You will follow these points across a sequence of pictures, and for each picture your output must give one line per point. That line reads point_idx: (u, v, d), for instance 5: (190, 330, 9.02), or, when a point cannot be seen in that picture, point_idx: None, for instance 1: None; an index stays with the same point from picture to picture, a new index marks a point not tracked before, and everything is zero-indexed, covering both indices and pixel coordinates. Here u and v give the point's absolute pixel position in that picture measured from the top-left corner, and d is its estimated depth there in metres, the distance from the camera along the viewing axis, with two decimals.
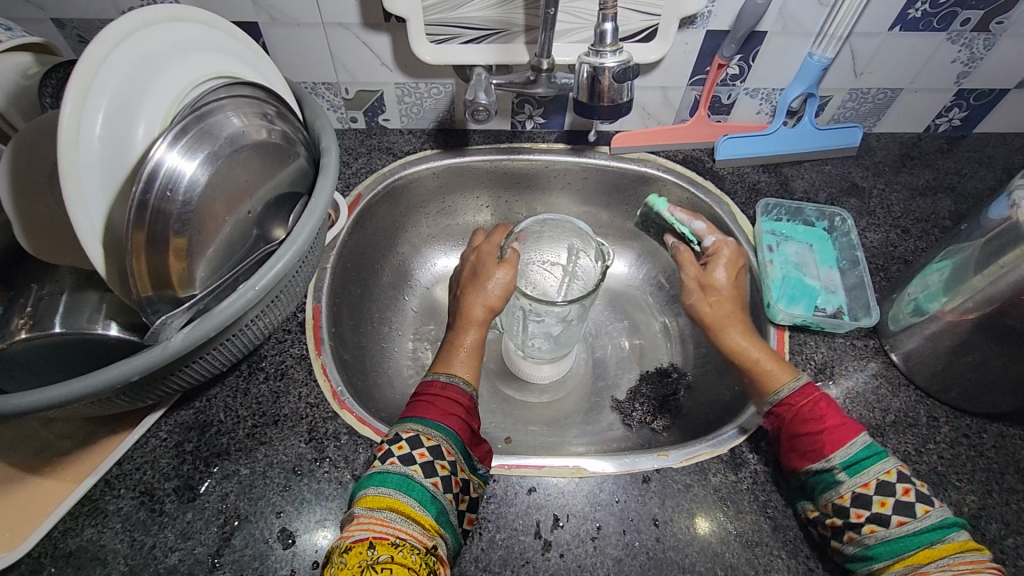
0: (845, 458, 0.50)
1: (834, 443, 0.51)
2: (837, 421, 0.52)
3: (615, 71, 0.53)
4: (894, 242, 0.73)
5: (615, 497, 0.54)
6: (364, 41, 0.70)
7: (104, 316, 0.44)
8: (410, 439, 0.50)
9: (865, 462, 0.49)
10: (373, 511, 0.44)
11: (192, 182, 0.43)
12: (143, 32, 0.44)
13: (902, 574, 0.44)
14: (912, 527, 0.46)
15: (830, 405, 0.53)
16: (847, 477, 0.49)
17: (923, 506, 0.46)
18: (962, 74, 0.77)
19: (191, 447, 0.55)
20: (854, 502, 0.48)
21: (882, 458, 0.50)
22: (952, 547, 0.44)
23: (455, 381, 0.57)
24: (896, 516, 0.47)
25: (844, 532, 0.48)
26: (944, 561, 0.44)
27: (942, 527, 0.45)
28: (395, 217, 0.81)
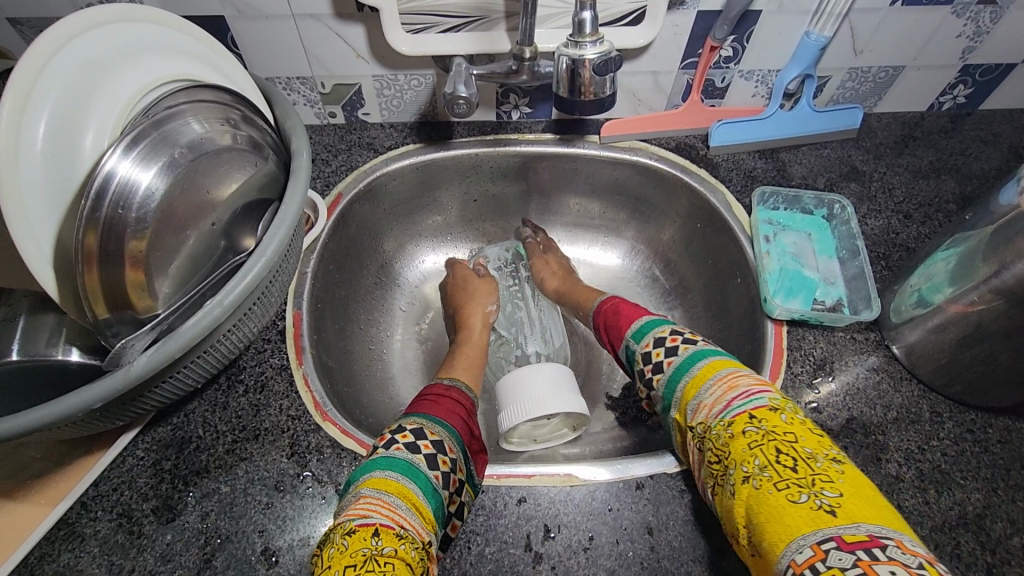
0: (632, 332, 0.60)
1: (627, 326, 0.62)
2: (630, 315, 0.64)
3: (596, 64, 0.50)
4: (896, 229, 0.70)
5: (608, 505, 0.53)
6: (337, 32, 0.67)
7: (64, 343, 0.46)
8: (415, 431, 0.52)
9: (649, 328, 0.59)
10: (381, 493, 0.45)
11: (148, 197, 0.41)
12: (89, 35, 0.40)
13: (696, 405, 0.49)
14: (691, 351, 0.53)
15: (630, 305, 0.66)
16: (640, 339, 0.58)
17: (691, 342, 0.55)
18: (968, 49, 0.74)
19: (169, 465, 0.53)
20: (642, 358, 0.57)
21: (662, 323, 0.59)
22: (701, 378, 0.50)
23: (458, 386, 0.62)
24: (682, 345, 0.55)
25: (654, 374, 0.55)
26: (707, 387, 0.49)
27: (695, 356, 0.53)
28: (378, 216, 0.79)
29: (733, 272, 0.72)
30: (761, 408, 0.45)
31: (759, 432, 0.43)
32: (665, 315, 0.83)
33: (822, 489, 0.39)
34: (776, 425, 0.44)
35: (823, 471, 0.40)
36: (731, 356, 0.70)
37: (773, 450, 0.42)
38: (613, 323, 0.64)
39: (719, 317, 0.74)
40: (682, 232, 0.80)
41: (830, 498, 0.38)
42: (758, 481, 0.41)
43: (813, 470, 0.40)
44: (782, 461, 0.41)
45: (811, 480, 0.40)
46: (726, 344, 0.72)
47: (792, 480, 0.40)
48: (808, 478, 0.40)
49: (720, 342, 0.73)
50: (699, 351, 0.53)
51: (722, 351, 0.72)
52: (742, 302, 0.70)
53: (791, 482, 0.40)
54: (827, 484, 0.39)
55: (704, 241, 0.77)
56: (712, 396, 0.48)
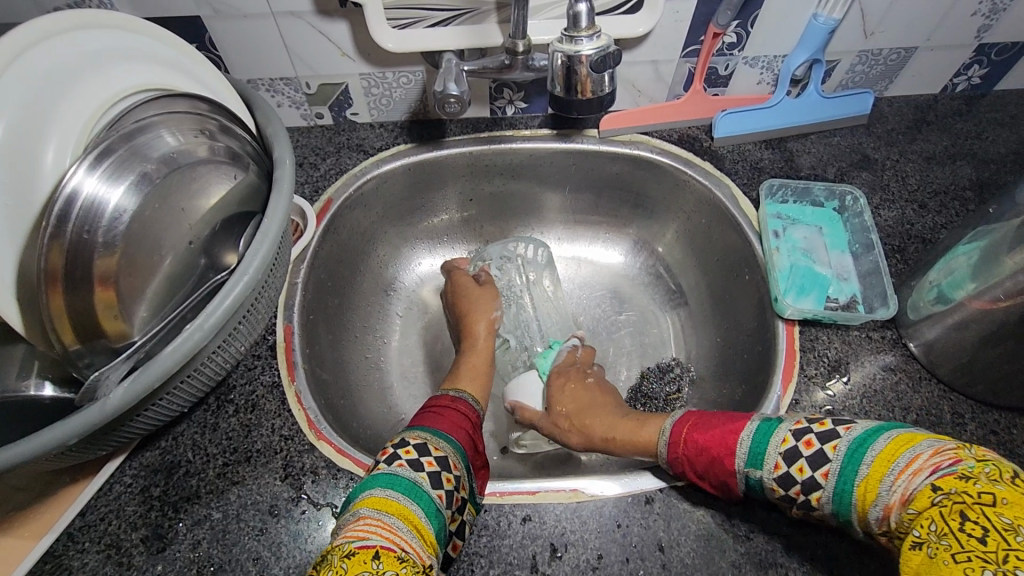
0: (745, 457, 0.46)
1: (733, 451, 0.47)
2: (716, 437, 0.48)
3: (594, 60, 0.46)
4: (911, 220, 0.67)
5: (616, 522, 0.50)
6: (320, 30, 0.63)
7: (37, 376, 0.44)
8: (418, 446, 0.50)
9: (765, 441, 0.46)
10: (381, 515, 0.43)
11: (115, 218, 0.39)
12: (45, 45, 0.38)
13: (879, 500, 0.40)
14: (845, 449, 0.43)
15: (707, 426, 0.50)
16: (762, 462, 0.45)
17: (835, 433, 0.44)
18: (983, 27, 0.70)
19: (158, 492, 0.51)
20: (780, 484, 0.45)
21: (777, 425, 0.47)
22: (886, 457, 0.41)
23: (464, 397, 0.60)
24: (827, 443, 0.44)
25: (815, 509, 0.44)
26: (891, 482, 0.39)
27: (860, 446, 0.42)
28: (371, 220, 0.76)
29: (741, 269, 0.69)
30: (950, 476, 0.37)
31: (948, 501, 0.36)
32: (670, 313, 0.80)
33: (1014, 568, 0.31)
34: (968, 490, 0.35)
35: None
36: (741, 357, 0.67)
37: (957, 516, 0.34)
38: (707, 454, 0.48)
39: (727, 316, 0.72)
40: (687, 227, 0.77)
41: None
42: (932, 549, 0.34)
43: (1009, 545, 0.32)
44: (965, 530, 0.34)
45: (1000, 555, 0.32)
46: (735, 344, 0.69)
47: (974, 552, 0.32)
48: (999, 553, 0.32)
49: (728, 342, 0.70)
50: (868, 428, 0.43)
51: (730, 352, 0.70)
52: (751, 301, 0.68)
53: (972, 554, 0.32)
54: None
55: (709, 236, 0.74)
56: (899, 485, 0.39)
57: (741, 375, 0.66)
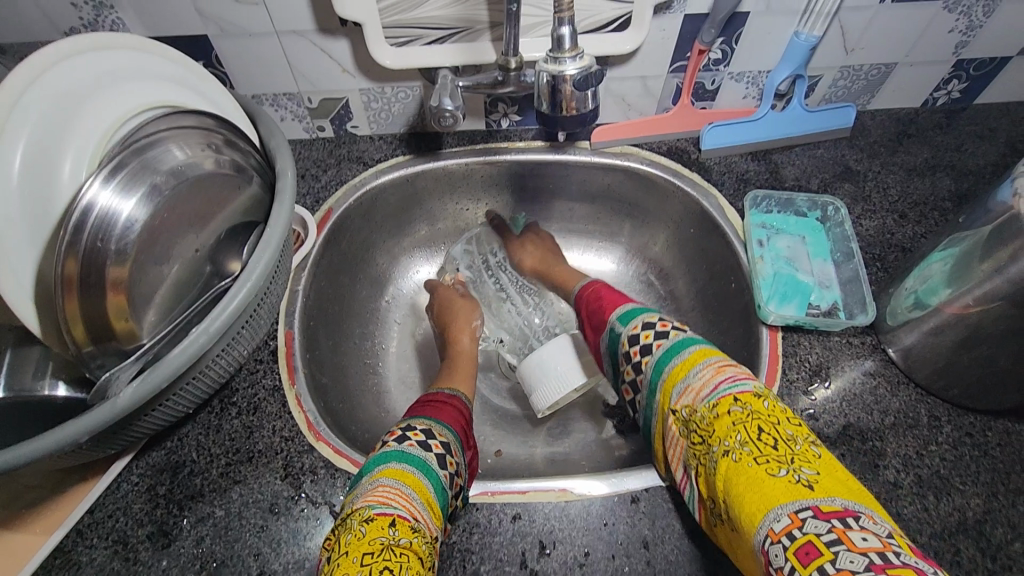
0: (620, 314, 0.61)
1: (612, 310, 0.63)
2: (614, 300, 0.65)
3: (576, 80, 0.49)
4: (891, 229, 0.70)
5: (603, 520, 0.52)
6: (321, 47, 0.66)
7: (51, 377, 0.46)
8: (424, 431, 0.53)
9: (634, 315, 0.59)
10: (398, 485, 0.46)
11: (128, 227, 0.41)
12: (63, 66, 0.40)
13: (687, 388, 0.47)
14: (681, 336, 0.53)
15: (613, 290, 0.68)
16: (627, 321, 0.58)
17: (679, 328, 0.54)
18: (960, 44, 0.73)
19: (163, 490, 0.53)
20: (629, 340, 0.56)
21: (644, 310, 0.59)
22: (694, 359, 0.49)
23: (459, 395, 0.63)
24: (674, 329, 0.54)
25: (641, 361, 0.54)
26: (696, 377, 0.47)
27: (683, 343, 0.52)
28: (369, 229, 0.78)
29: (728, 277, 0.72)
30: (747, 393, 0.44)
31: (743, 414, 0.43)
32: None
33: (801, 467, 0.39)
34: (760, 406, 0.43)
35: (802, 453, 0.40)
36: None
37: (754, 429, 0.41)
38: (599, 305, 0.66)
39: (714, 322, 0.74)
40: (676, 236, 0.80)
41: (808, 474, 0.38)
42: (735, 455, 0.41)
43: (792, 451, 0.40)
44: (762, 439, 0.41)
45: (789, 457, 0.39)
46: (722, 349, 0.71)
47: (770, 456, 0.40)
48: (786, 456, 0.40)
49: (716, 347, 0.73)
50: (687, 337, 0.52)
51: None
52: (737, 308, 0.70)
53: (769, 458, 0.39)
54: (805, 461, 0.39)
55: (697, 245, 0.77)
56: (701, 380, 0.47)
57: None
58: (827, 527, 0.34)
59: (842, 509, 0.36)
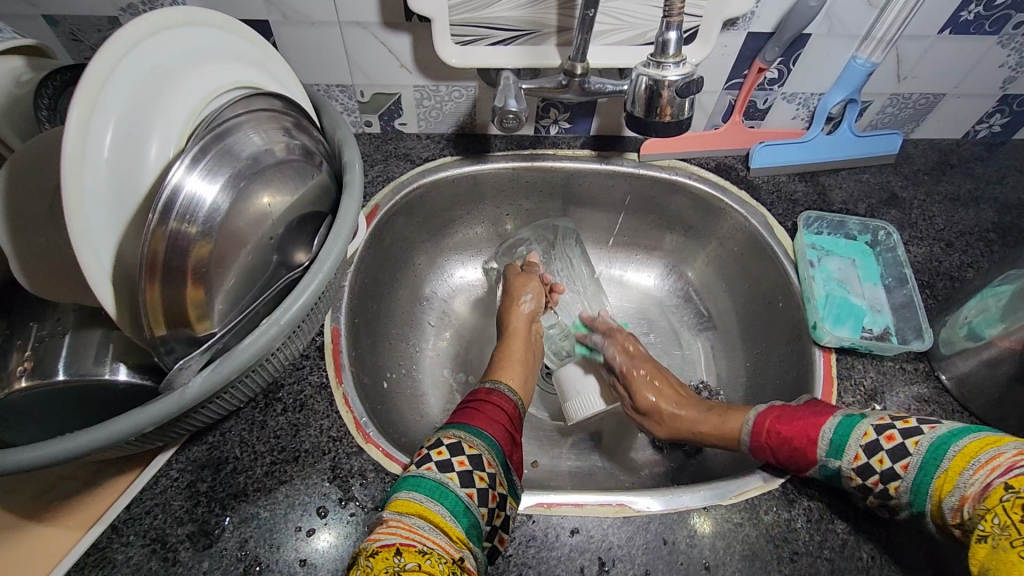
0: (829, 444, 0.50)
1: (814, 444, 0.51)
2: (807, 427, 0.52)
3: (679, 85, 0.49)
4: (939, 257, 0.70)
5: (663, 538, 0.51)
6: (382, 41, 0.65)
7: (111, 360, 0.45)
8: (451, 445, 0.50)
9: (846, 434, 0.50)
10: (402, 515, 0.43)
11: (213, 212, 0.39)
12: (153, 40, 0.39)
13: (956, 492, 0.42)
14: (926, 445, 0.46)
15: (791, 417, 0.54)
16: (841, 453, 0.49)
17: (919, 431, 0.47)
18: (1008, 79, 0.74)
19: (205, 488, 0.50)
20: (858, 473, 0.49)
21: (858, 420, 0.50)
22: (966, 455, 0.43)
23: (500, 388, 0.60)
24: (909, 439, 0.47)
25: (888, 486, 0.47)
26: (968, 476, 0.42)
27: (941, 444, 0.45)
28: (412, 228, 0.77)
29: (775, 297, 0.71)
30: (1020, 476, 0.39)
31: (1018, 497, 0.37)
32: (698, 337, 0.82)
33: None
34: None
35: None
36: (773, 382, 0.69)
37: (1023, 511, 0.36)
38: (789, 444, 0.52)
39: (759, 341, 0.73)
40: (719, 253, 0.79)
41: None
42: (993, 540, 0.36)
43: None
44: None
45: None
46: (767, 369, 0.71)
47: None
48: None
49: (759, 367, 0.72)
50: (950, 431, 0.46)
51: (761, 377, 0.71)
52: (785, 328, 0.69)
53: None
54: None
55: (742, 263, 0.76)
56: (976, 484, 0.41)
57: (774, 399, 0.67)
58: None
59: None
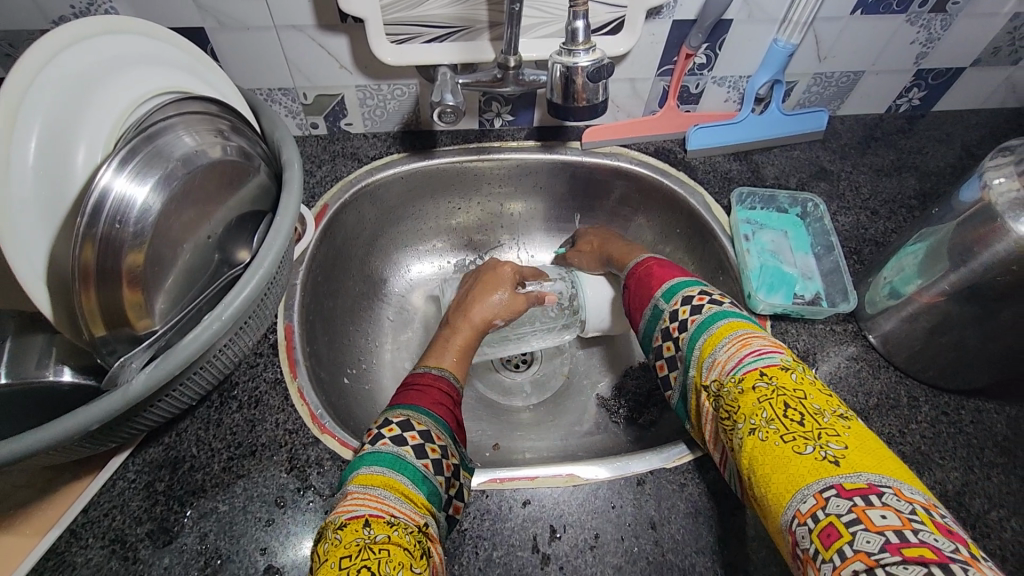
0: (663, 290, 0.57)
1: (661, 284, 0.58)
2: (662, 276, 0.60)
3: (589, 71, 0.52)
4: (865, 225, 0.74)
5: (611, 502, 0.54)
6: (320, 43, 0.66)
7: (55, 363, 0.49)
8: (401, 423, 0.51)
9: (680, 288, 0.56)
10: (368, 488, 0.44)
11: (144, 213, 0.41)
12: (75, 49, 0.40)
13: (714, 359, 0.47)
14: (713, 311, 0.51)
15: (664, 267, 0.62)
16: (670, 298, 0.56)
17: (715, 301, 0.53)
18: (920, 54, 0.78)
19: (162, 487, 0.51)
20: (669, 317, 0.54)
21: (694, 285, 0.56)
22: (725, 331, 0.49)
23: (446, 375, 0.60)
24: (709, 304, 0.52)
25: (676, 334, 0.53)
26: (724, 348, 0.47)
27: (716, 317, 0.51)
28: (364, 224, 0.78)
29: (716, 271, 0.75)
30: (771, 367, 0.44)
31: (769, 390, 0.42)
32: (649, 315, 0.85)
33: (828, 442, 0.38)
34: (785, 382, 0.43)
35: (830, 426, 0.40)
36: None
37: (781, 405, 0.41)
38: (644, 284, 0.61)
39: None
40: (664, 232, 0.83)
41: (835, 450, 0.38)
42: (762, 433, 0.41)
43: (819, 424, 0.40)
44: (788, 415, 0.40)
45: (815, 433, 0.39)
46: None
47: (797, 433, 0.39)
48: (814, 432, 0.39)
49: None
50: (719, 312, 0.51)
51: None
52: (726, 300, 0.73)
53: (796, 435, 0.39)
54: (832, 436, 0.39)
55: (686, 241, 0.80)
56: (727, 354, 0.47)
57: None
58: (850, 505, 0.35)
59: (867, 485, 0.35)
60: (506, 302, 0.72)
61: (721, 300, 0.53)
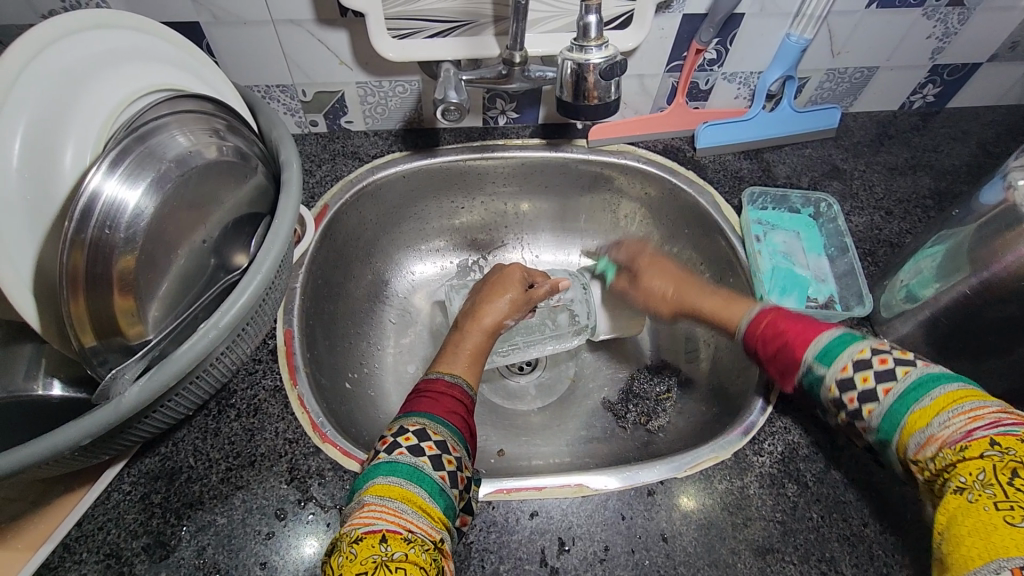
0: (817, 353, 0.49)
1: (805, 348, 0.50)
2: (801, 330, 0.51)
3: (601, 69, 0.50)
4: (879, 225, 0.72)
5: (621, 514, 0.52)
6: (319, 38, 0.64)
7: (42, 377, 0.48)
8: (417, 432, 0.48)
9: (839, 349, 0.47)
10: (385, 500, 0.42)
11: (135, 217, 0.39)
12: (63, 43, 0.39)
13: (927, 430, 0.40)
14: (914, 376, 0.43)
15: (790, 318, 0.53)
16: (830, 363, 0.47)
17: (910, 363, 0.44)
18: (936, 50, 0.76)
19: (159, 499, 0.50)
20: (837, 385, 0.46)
21: (857, 340, 0.48)
22: (947, 399, 0.40)
23: (460, 382, 0.56)
24: (900, 366, 0.44)
25: (862, 410, 0.45)
26: (945, 417, 0.40)
27: (922, 384, 0.42)
28: (365, 224, 0.76)
29: (727, 272, 0.73)
30: (1008, 434, 0.37)
31: (1001, 457, 0.36)
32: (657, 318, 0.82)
33: None
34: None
35: None
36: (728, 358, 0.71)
37: (1008, 472, 0.35)
38: (780, 341, 0.52)
39: None
40: (672, 234, 0.81)
41: None
42: (972, 496, 0.35)
43: None
44: (1014, 485, 0.34)
45: None
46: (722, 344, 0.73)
47: (1018, 503, 0.34)
48: None
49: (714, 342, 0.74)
50: (929, 374, 0.42)
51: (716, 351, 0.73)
52: None
53: (1017, 505, 0.33)
54: None
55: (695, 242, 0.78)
56: (949, 426, 0.39)
57: (729, 372, 0.69)
58: None
59: None
60: (516, 307, 0.68)
61: (908, 358, 0.45)
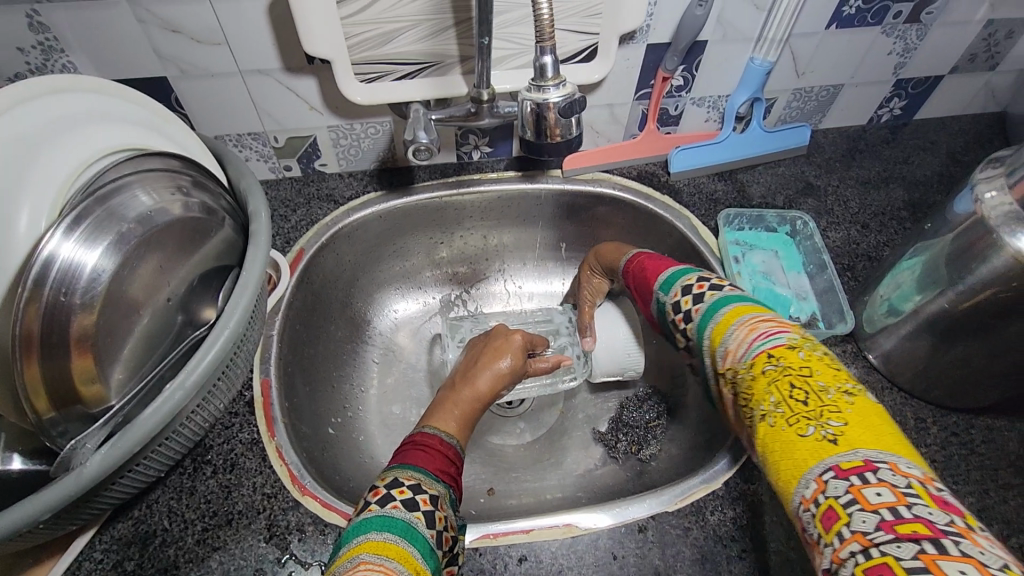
0: (661, 304, 0.54)
1: (654, 291, 0.56)
2: (662, 299, 0.58)
3: (560, 107, 0.51)
4: (856, 239, 0.73)
5: (612, 554, 0.50)
6: (287, 85, 0.65)
7: (3, 450, 0.46)
8: (413, 486, 0.46)
9: (677, 275, 0.54)
10: (381, 558, 0.40)
11: (93, 280, 0.39)
12: (16, 111, 0.39)
13: (723, 348, 0.45)
14: (713, 298, 0.49)
15: (656, 262, 0.60)
16: (667, 290, 0.53)
17: (718, 286, 0.50)
18: (898, 65, 0.78)
19: (132, 567, 0.48)
20: (674, 309, 0.52)
21: (692, 270, 0.54)
22: (728, 320, 0.46)
23: (451, 441, 0.53)
24: (708, 290, 0.50)
25: (687, 332, 0.50)
26: (732, 332, 0.45)
27: (718, 304, 0.48)
28: (343, 265, 0.76)
29: None
30: (778, 348, 0.42)
31: (776, 370, 0.40)
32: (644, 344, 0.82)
33: (829, 420, 0.37)
34: (790, 364, 0.40)
35: (835, 402, 0.38)
36: None
37: (786, 385, 0.39)
38: (646, 300, 0.58)
39: None
40: None
41: (835, 427, 0.36)
42: (771, 419, 0.39)
43: (824, 401, 0.38)
44: (793, 396, 0.39)
45: (819, 411, 0.37)
46: None
47: (802, 413, 0.38)
48: (818, 410, 0.38)
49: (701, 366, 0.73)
50: (723, 297, 0.48)
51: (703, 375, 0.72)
52: None
53: (800, 416, 0.38)
54: (834, 413, 0.37)
55: None
56: (737, 341, 0.44)
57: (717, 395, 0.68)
58: (847, 486, 0.33)
59: (864, 462, 0.34)
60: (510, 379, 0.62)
61: (722, 283, 0.51)
